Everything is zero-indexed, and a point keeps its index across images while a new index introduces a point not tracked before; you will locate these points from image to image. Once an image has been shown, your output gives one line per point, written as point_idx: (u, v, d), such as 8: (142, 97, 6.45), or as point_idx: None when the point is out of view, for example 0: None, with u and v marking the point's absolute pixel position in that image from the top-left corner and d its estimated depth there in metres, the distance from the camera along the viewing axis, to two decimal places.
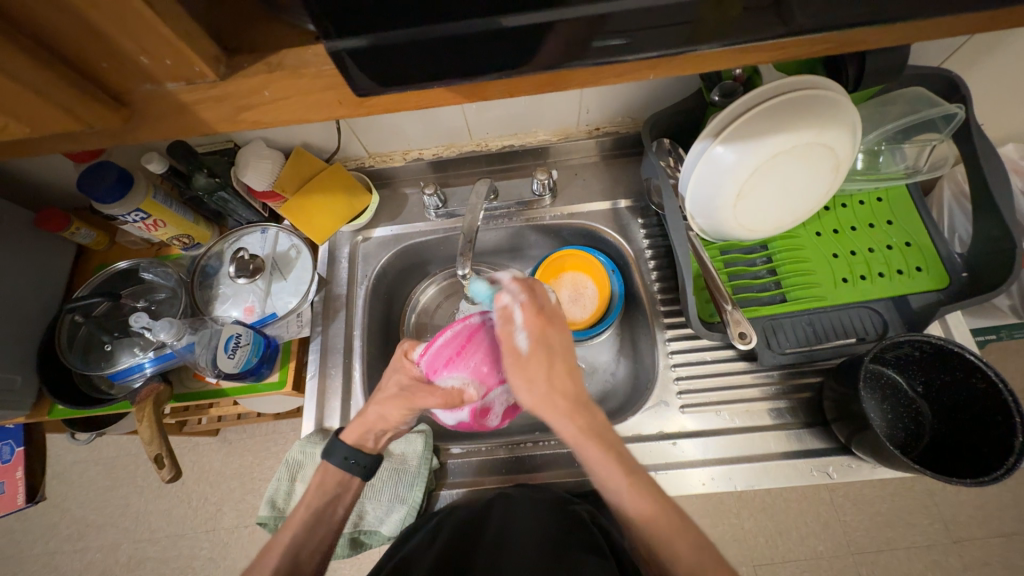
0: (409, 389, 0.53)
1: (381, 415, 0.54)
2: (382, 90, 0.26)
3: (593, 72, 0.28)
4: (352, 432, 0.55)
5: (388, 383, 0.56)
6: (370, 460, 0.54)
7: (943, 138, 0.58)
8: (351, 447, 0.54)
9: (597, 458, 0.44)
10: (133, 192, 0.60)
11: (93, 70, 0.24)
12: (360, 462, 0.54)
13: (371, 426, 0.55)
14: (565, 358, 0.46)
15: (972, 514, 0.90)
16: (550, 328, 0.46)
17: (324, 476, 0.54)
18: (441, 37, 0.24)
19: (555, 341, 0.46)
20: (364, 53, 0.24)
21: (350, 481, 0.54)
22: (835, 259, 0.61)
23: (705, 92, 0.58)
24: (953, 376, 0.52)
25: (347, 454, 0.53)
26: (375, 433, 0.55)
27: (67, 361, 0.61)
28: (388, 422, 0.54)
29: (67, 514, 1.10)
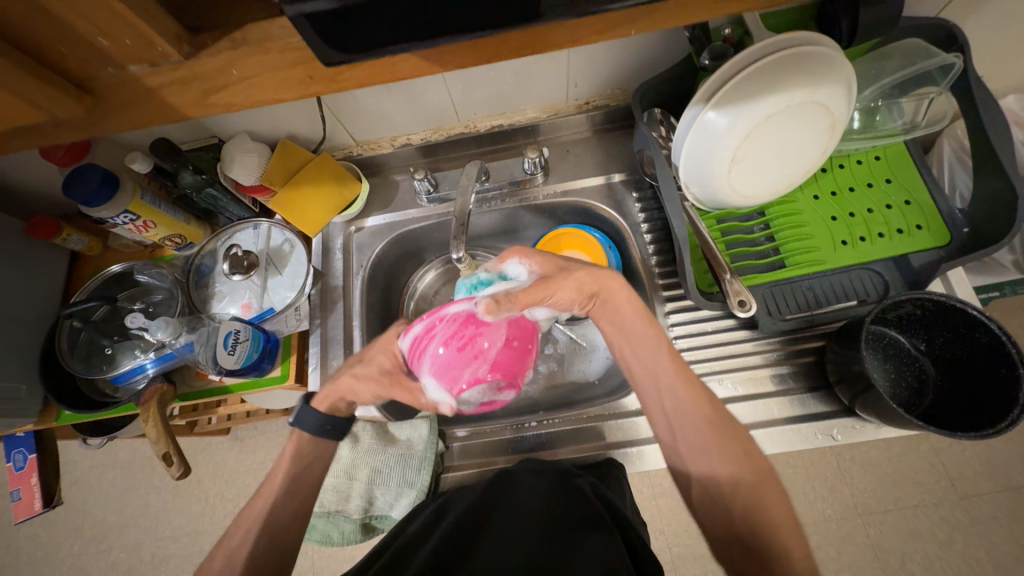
0: (388, 376, 0.52)
1: (352, 387, 0.52)
2: (353, 63, 0.25)
3: (571, 29, 0.27)
4: (321, 397, 0.53)
5: (367, 354, 0.54)
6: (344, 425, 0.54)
7: (941, 91, 0.56)
8: (325, 414, 0.52)
9: (652, 345, 0.48)
10: (120, 193, 0.60)
11: (49, 54, 0.23)
12: (335, 427, 0.53)
13: (340, 395, 0.53)
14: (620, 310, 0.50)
15: (979, 471, 0.91)
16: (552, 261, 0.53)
17: (298, 441, 0.53)
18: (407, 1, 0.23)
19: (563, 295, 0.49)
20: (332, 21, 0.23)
21: (323, 448, 0.53)
22: (834, 222, 0.60)
23: (694, 56, 0.56)
24: (955, 332, 0.52)
25: (321, 420, 0.52)
26: (348, 401, 0.54)
27: (70, 367, 0.61)
28: (359, 396, 0.52)
29: (89, 517, 1.12)
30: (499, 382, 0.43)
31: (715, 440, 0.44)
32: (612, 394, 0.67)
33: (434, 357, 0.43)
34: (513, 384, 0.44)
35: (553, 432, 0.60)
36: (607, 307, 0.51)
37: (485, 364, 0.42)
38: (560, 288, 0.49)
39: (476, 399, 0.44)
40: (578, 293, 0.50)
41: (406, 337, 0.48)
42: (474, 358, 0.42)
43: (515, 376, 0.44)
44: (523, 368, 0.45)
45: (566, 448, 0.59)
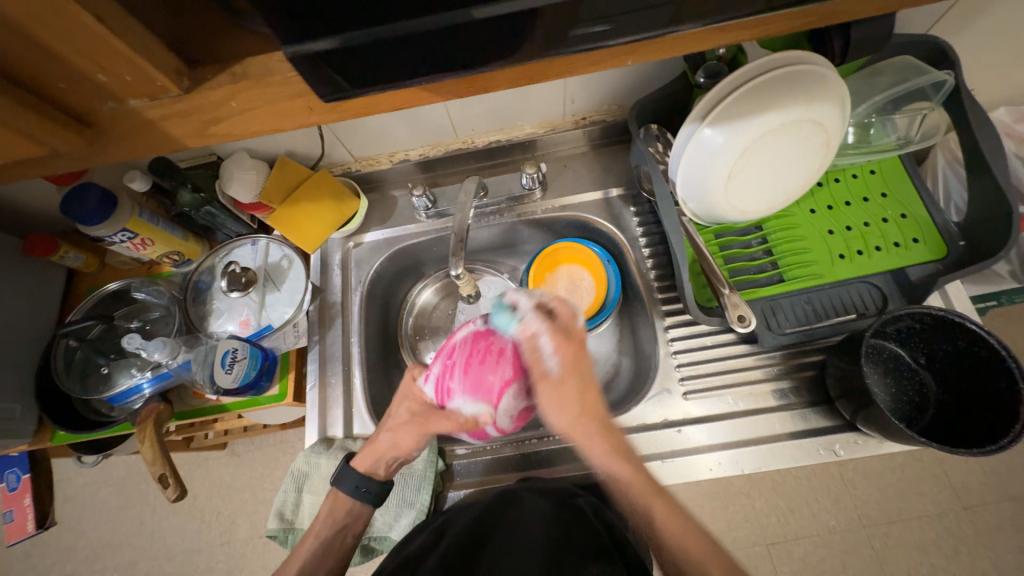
0: (422, 415, 0.54)
1: (393, 443, 0.54)
2: (353, 93, 0.26)
3: (570, 59, 0.27)
4: (364, 459, 0.55)
5: (398, 410, 0.57)
6: (380, 487, 0.55)
7: (933, 107, 0.56)
8: (361, 475, 0.54)
9: (621, 466, 0.48)
10: (118, 212, 0.60)
11: (48, 90, 0.23)
12: (370, 490, 0.54)
13: (381, 454, 0.55)
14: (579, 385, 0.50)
15: (982, 481, 0.90)
16: (572, 346, 0.50)
17: (334, 502, 0.55)
18: (406, 34, 0.23)
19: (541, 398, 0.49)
20: (332, 55, 0.23)
21: (357, 508, 0.55)
22: (831, 236, 0.61)
23: (689, 74, 0.57)
24: (955, 346, 0.52)
25: (357, 483, 0.54)
26: (386, 460, 0.55)
27: (66, 387, 0.61)
28: (400, 450, 0.54)
29: (82, 536, 1.11)
30: (525, 379, 0.50)
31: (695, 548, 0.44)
32: (612, 409, 0.66)
33: (462, 373, 0.51)
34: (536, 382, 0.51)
35: (553, 449, 0.59)
36: (581, 447, 0.50)
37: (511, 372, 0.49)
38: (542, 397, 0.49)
39: (513, 401, 0.50)
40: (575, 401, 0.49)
41: (428, 380, 0.55)
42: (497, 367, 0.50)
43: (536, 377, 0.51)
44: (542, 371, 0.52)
45: (566, 466, 0.58)
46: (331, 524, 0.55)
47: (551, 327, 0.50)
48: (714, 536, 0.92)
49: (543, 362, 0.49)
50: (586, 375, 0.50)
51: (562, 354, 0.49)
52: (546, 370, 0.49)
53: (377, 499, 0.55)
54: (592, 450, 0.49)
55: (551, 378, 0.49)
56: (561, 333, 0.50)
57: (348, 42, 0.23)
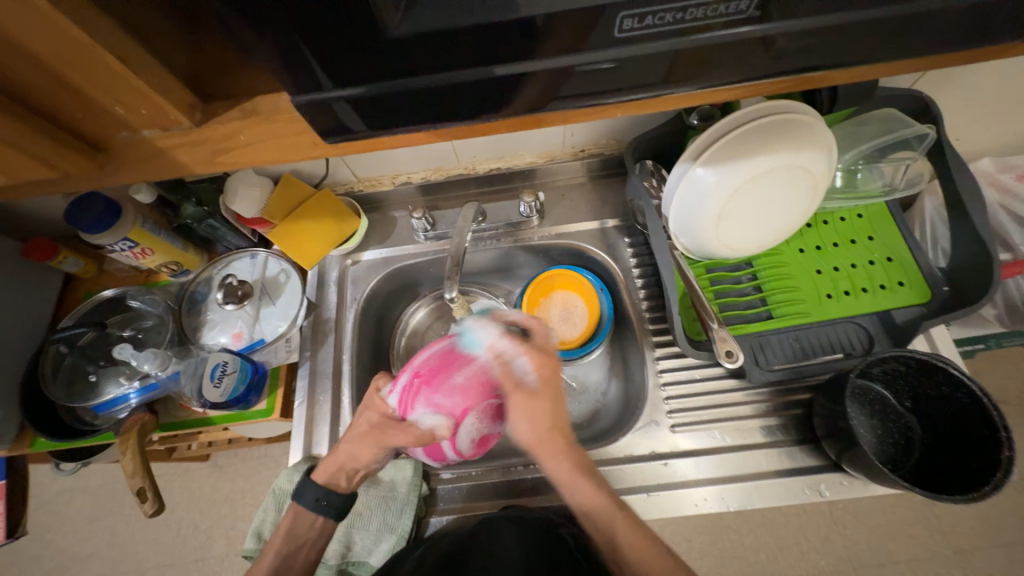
0: (382, 426, 0.50)
1: (352, 454, 0.52)
2: (359, 132, 0.27)
3: (568, 112, 0.29)
4: (323, 470, 0.54)
5: (359, 419, 0.53)
6: (342, 500, 0.53)
7: (918, 157, 0.59)
8: (322, 488, 0.53)
9: (592, 492, 0.48)
10: (121, 222, 0.60)
11: (66, 119, 0.24)
12: (332, 503, 0.53)
13: (341, 465, 0.53)
14: (562, 405, 0.49)
15: (972, 525, 0.90)
16: (551, 364, 0.49)
17: (295, 517, 0.53)
18: (412, 88, 0.24)
19: (530, 412, 0.48)
20: (339, 99, 0.24)
21: (320, 523, 0.54)
22: (819, 276, 0.62)
23: (684, 115, 0.59)
24: (939, 391, 0.53)
25: (319, 496, 0.52)
26: (346, 471, 0.54)
27: (52, 393, 0.60)
28: (359, 461, 0.52)
29: (52, 546, 1.07)
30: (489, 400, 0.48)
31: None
32: (600, 438, 0.66)
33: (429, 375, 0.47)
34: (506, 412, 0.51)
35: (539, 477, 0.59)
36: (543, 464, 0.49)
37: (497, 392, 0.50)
38: (519, 407, 0.48)
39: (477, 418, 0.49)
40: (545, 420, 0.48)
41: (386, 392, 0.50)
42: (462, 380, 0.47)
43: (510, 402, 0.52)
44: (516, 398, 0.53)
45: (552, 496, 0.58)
46: (293, 542, 0.53)
47: (528, 348, 0.49)
48: (702, 573, 0.91)
49: (519, 375, 0.48)
50: (562, 389, 0.49)
51: (544, 371, 0.49)
52: (523, 382, 0.48)
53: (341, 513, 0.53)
54: (558, 470, 0.48)
55: (528, 389, 0.48)
56: (540, 353, 0.49)
57: (360, 93, 0.24)
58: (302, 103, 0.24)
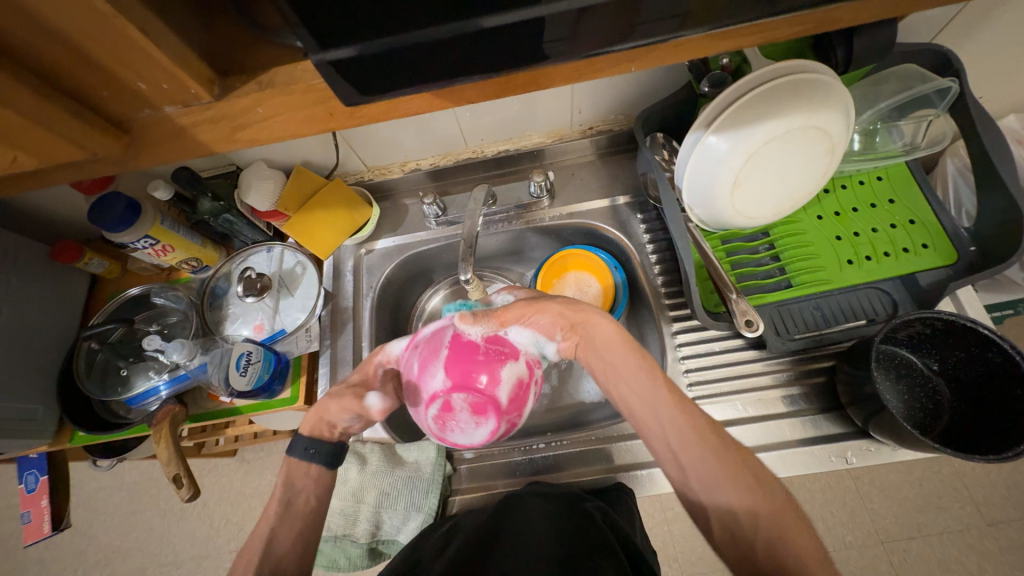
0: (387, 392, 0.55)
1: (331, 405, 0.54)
2: (370, 98, 0.27)
3: (578, 67, 0.28)
4: (308, 421, 0.55)
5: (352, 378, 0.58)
6: (329, 447, 0.53)
7: (938, 113, 0.57)
8: (309, 437, 0.53)
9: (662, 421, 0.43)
10: (141, 219, 0.62)
11: (91, 98, 0.25)
12: (318, 449, 0.52)
13: (325, 416, 0.54)
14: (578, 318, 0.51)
15: (1005, 495, 0.88)
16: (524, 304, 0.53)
17: (309, 482, 0.53)
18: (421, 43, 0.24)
19: (538, 322, 0.52)
20: (348, 60, 0.24)
21: (324, 482, 0.53)
22: (839, 242, 0.61)
23: (694, 84, 0.58)
24: (967, 352, 0.52)
25: (306, 444, 0.53)
26: (329, 423, 0.55)
27: (86, 389, 0.63)
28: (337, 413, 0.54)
29: (94, 541, 1.12)
30: (426, 413, 0.48)
31: (709, 445, 0.41)
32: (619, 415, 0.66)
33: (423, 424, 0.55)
34: (438, 393, 0.47)
35: (562, 454, 0.60)
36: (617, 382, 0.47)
37: (421, 408, 0.49)
38: (544, 310, 0.52)
39: (445, 426, 0.47)
40: (561, 320, 0.52)
41: None
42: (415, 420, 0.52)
43: (428, 388, 0.48)
44: (434, 369, 0.49)
45: (571, 470, 0.59)
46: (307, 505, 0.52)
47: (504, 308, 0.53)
48: None
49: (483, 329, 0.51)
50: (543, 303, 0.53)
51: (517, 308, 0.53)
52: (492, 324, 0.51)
53: (330, 461, 0.53)
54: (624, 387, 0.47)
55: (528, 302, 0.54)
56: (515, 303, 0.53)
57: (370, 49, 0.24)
58: (319, 65, 0.25)
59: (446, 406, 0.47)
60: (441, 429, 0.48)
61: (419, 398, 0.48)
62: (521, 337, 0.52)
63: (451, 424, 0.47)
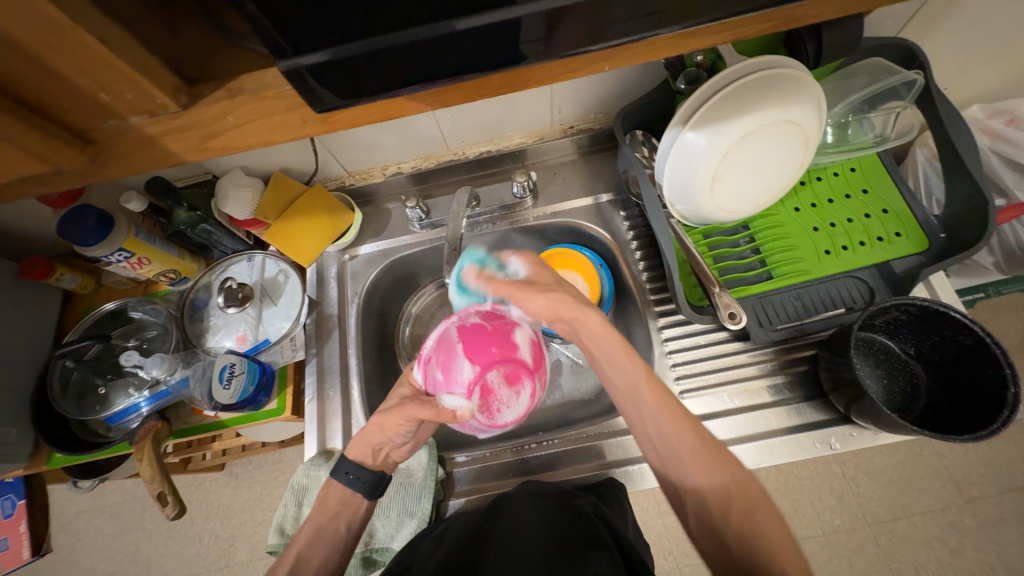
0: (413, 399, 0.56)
1: (380, 427, 0.54)
2: (345, 102, 0.27)
3: (554, 67, 0.29)
4: (353, 446, 0.55)
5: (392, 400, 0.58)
6: (372, 476, 0.54)
7: (906, 105, 0.58)
8: (353, 462, 0.54)
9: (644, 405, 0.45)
10: (115, 232, 0.60)
11: (51, 109, 0.24)
12: (362, 477, 0.53)
13: (370, 441, 0.54)
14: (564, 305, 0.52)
15: (983, 473, 0.91)
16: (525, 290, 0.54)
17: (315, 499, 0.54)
18: (394, 46, 0.24)
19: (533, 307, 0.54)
20: (320, 66, 0.24)
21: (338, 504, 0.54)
22: (816, 233, 0.62)
23: (671, 81, 0.59)
24: (941, 335, 0.53)
25: (348, 470, 0.53)
26: (374, 449, 0.55)
27: (62, 409, 0.61)
28: (385, 434, 0.54)
29: (77, 565, 1.08)
30: (473, 400, 0.53)
31: (681, 428, 0.43)
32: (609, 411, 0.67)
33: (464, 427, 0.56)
34: (475, 382, 0.53)
35: (553, 452, 0.60)
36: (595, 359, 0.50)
37: (465, 399, 0.53)
38: (534, 299, 0.54)
39: (495, 399, 0.53)
40: (550, 309, 0.53)
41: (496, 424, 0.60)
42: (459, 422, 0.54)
43: (464, 383, 0.53)
44: (459, 362, 0.54)
45: (563, 469, 0.59)
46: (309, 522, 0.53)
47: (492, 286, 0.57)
48: None
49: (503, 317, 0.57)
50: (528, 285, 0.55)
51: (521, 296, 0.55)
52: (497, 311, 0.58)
53: (371, 488, 0.54)
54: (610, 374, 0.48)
55: (527, 282, 0.56)
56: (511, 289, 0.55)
57: (342, 54, 0.24)
58: (289, 71, 0.24)
59: (487, 384, 0.53)
60: (493, 403, 0.53)
61: (459, 394, 0.53)
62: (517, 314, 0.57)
63: (497, 403, 0.53)
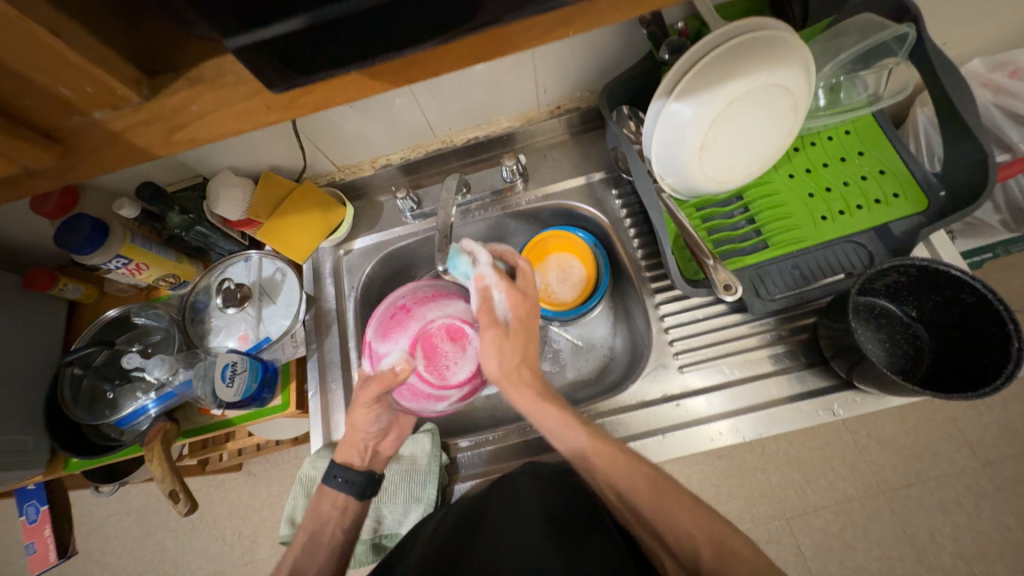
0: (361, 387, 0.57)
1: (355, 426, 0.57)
2: (300, 80, 0.26)
3: (516, 31, 0.28)
4: (339, 450, 0.57)
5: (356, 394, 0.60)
6: (359, 474, 0.56)
7: (900, 62, 0.56)
8: (338, 464, 0.56)
9: (558, 422, 0.51)
10: (110, 239, 0.61)
11: (16, 110, 0.25)
12: (348, 479, 0.55)
13: (352, 442, 0.57)
14: (531, 338, 0.57)
15: (999, 435, 0.90)
16: (522, 299, 0.57)
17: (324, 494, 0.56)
18: (342, 16, 0.24)
19: (529, 324, 0.57)
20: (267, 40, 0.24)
21: (341, 501, 0.56)
22: (812, 199, 0.61)
23: (654, 52, 0.57)
24: (943, 296, 0.52)
25: (336, 473, 0.56)
26: (359, 447, 0.58)
27: (74, 415, 0.62)
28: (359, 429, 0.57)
29: (108, 567, 1.12)
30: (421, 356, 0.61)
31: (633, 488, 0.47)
32: (611, 390, 0.67)
33: (417, 390, 0.60)
34: (416, 334, 0.63)
35: None
36: (508, 395, 0.54)
37: (422, 357, 0.61)
38: (509, 344, 0.55)
39: (446, 358, 0.61)
40: (498, 356, 0.55)
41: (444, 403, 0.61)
42: (416, 379, 0.60)
43: (405, 340, 0.62)
44: (399, 336, 0.62)
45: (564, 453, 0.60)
46: (319, 519, 0.56)
47: (509, 286, 0.57)
48: (733, 515, 0.92)
49: (495, 309, 0.57)
50: (533, 332, 0.57)
51: (516, 307, 0.57)
52: (499, 320, 0.56)
53: (361, 489, 0.56)
54: (523, 403, 0.53)
55: (502, 327, 0.55)
56: (518, 291, 0.57)
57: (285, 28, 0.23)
58: (237, 50, 0.23)
59: (434, 341, 0.63)
60: (445, 367, 0.60)
61: (398, 353, 0.60)
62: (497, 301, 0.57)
63: (443, 360, 0.61)
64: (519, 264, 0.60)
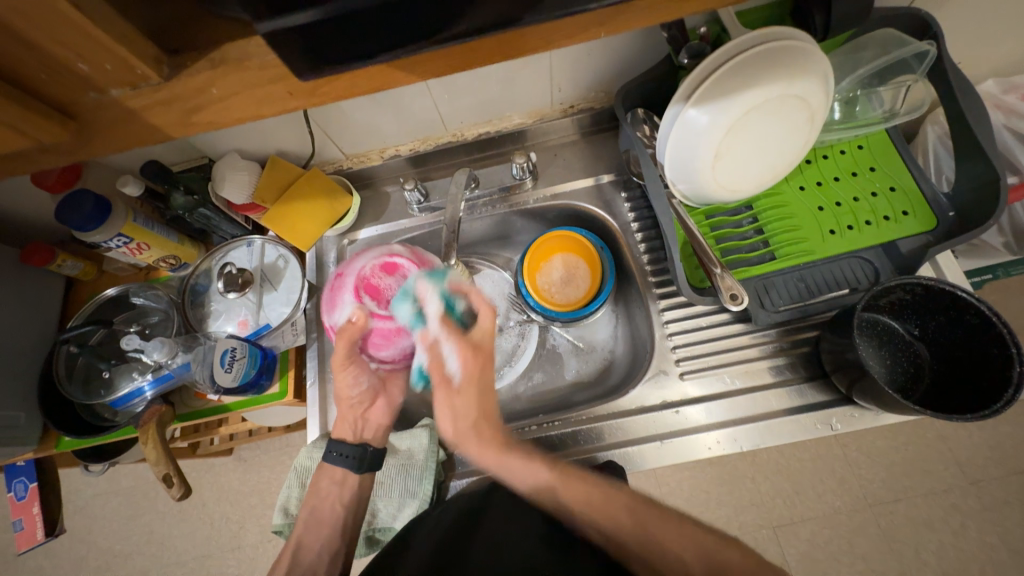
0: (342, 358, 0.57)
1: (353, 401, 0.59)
2: (325, 69, 0.26)
3: (544, 31, 0.27)
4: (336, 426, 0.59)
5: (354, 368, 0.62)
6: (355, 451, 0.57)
7: (917, 79, 0.56)
8: (335, 440, 0.58)
9: (527, 480, 0.50)
10: (113, 217, 0.60)
11: (33, 82, 0.24)
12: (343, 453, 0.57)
13: (347, 415, 0.59)
14: (481, 390, 0.55)
15: (988, 456, 0.90)
16: (473, 359, 0.55)
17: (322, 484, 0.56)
18: (375, 5, 0.23)
19: (482, 375, 0.55)
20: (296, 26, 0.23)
21: (339, 478, 0.58)
22: (821, 212, 0.61)
23: (672, 56, 0.57)
24: (947, 316, 0.52)
25: (331, 448, 0.58)
26: (357, 424, 0.60)
27: (68, 393, 0.61)
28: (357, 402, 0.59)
29: (94, 545, 1.12)
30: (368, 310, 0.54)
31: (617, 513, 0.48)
32: (611, 393, 0.67)
33: (382, 338, 0.55)
34: (356, 285, 0.55)
35: (557, 434, 0.61)
36: (464, 452, 0.54)
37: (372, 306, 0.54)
38: (461, 397, 0.54)
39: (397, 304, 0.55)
40: (458, 419, 0.54)
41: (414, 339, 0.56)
42: (376, 330, 0.55)
43: (349, 295, 0.55)
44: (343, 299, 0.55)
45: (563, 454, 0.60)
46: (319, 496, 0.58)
47: (461, 340, 0.55)
48: (721, 522, 0.93)
49: (445, 365, 0.55)
50: (486, 380, 0.55)
51: (464, 361, 0.55)
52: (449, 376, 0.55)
53: (356, 463, 0.57)
54: (483, 463, 0.52)
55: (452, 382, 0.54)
56: (469, 346, 0.55)
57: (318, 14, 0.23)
58: (267, 34, 0.23)
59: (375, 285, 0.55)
60: (395, 312, 0.54)
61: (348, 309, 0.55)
62: (448, 354, 0.54)
63: (388, 298, 0.55)
64: (478, 304, 0.57)
